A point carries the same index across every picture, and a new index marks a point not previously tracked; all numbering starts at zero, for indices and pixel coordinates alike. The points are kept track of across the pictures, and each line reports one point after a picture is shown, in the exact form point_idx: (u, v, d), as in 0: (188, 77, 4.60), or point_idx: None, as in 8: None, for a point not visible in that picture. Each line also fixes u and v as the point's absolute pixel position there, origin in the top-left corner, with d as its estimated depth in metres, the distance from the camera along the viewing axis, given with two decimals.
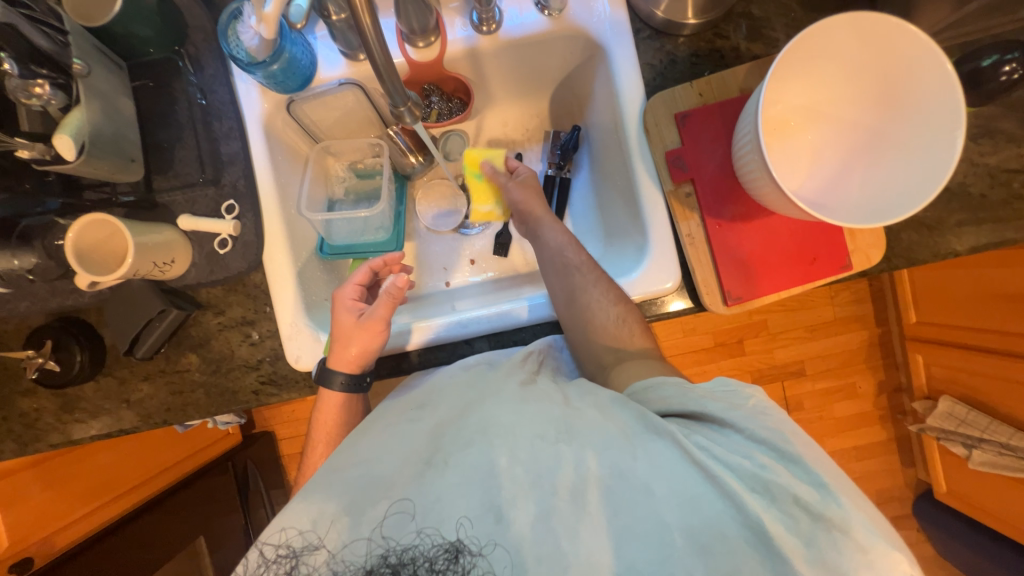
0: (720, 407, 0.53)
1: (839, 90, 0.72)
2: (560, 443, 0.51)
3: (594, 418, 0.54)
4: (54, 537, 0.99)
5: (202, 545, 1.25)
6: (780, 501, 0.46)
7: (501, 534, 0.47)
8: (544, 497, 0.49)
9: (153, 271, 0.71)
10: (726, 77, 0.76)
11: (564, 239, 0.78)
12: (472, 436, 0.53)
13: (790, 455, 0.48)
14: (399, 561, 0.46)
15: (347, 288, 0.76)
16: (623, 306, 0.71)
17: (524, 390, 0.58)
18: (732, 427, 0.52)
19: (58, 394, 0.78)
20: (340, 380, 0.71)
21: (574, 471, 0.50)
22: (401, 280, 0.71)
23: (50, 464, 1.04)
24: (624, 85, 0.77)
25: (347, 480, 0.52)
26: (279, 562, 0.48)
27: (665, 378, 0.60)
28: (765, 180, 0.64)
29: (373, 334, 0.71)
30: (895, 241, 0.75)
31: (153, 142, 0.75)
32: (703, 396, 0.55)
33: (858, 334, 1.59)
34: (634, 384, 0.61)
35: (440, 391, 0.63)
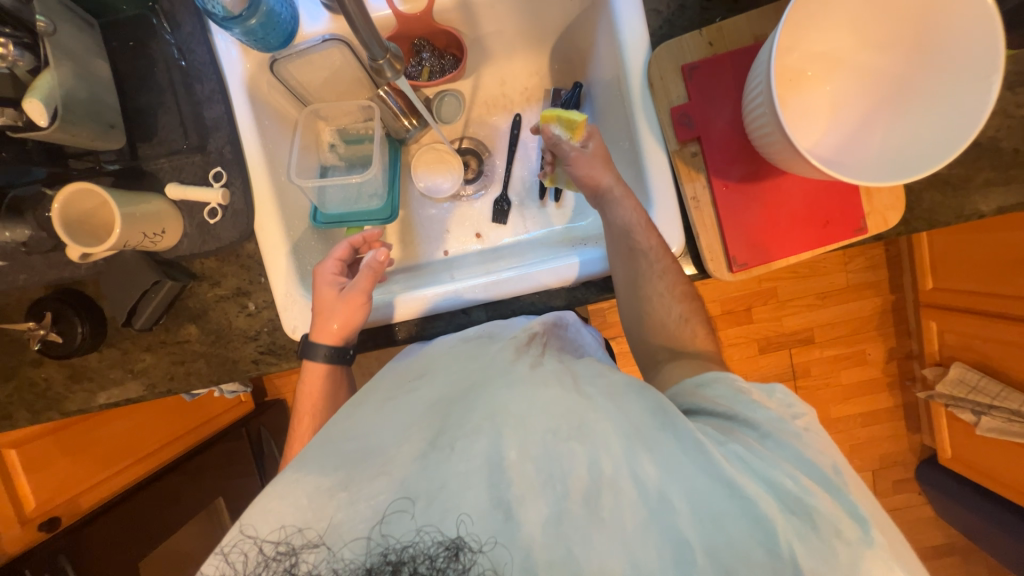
0: (765, 420, 0.53)
1: (862, 35, 0.66)
2: (575, 442, 0.49)
3: (609, 411, 0.52)
4: (79, 498, 1.05)
5: (222, 504, 1.30)
6: (824, 530, 0.45)
7: (510, 534, 0.44)
8: (557, 499, 0.46)
9: (144, 242, 0.70)
10: (739, 23, 0.70)
11: (639, 216, 0.69)
12: (479, 422, 0.50)
13: (832, 484, 0.48)
14: (399, 560, 0.43)
15: (326, 265, 0.74)
16: (706, 332, 0.68)
17: (536, 375, 0.57)
18: (773, 440, 0.51)
19: (65, 364, 0.80)
20: (323, 352, 0.71)
21: (589, 472, 0.47)
22: (383, 253, 0.72)
23: (69, 431, 1.08)
24: (627, 33, 0.71)
25: (343, 458, 0.51)
26: (279, 560, 0.44)
27: (721, 373, 0.60)
28: (777, 137, 0.59)
29: (353, 308, 0.71)
30: (916, 202, 0.70)
31: (134, 107, 0.72)
32: (754, 402, 0.55)
33: (870, 301, 1.55)
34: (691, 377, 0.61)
35: (436, 360, 0.65)
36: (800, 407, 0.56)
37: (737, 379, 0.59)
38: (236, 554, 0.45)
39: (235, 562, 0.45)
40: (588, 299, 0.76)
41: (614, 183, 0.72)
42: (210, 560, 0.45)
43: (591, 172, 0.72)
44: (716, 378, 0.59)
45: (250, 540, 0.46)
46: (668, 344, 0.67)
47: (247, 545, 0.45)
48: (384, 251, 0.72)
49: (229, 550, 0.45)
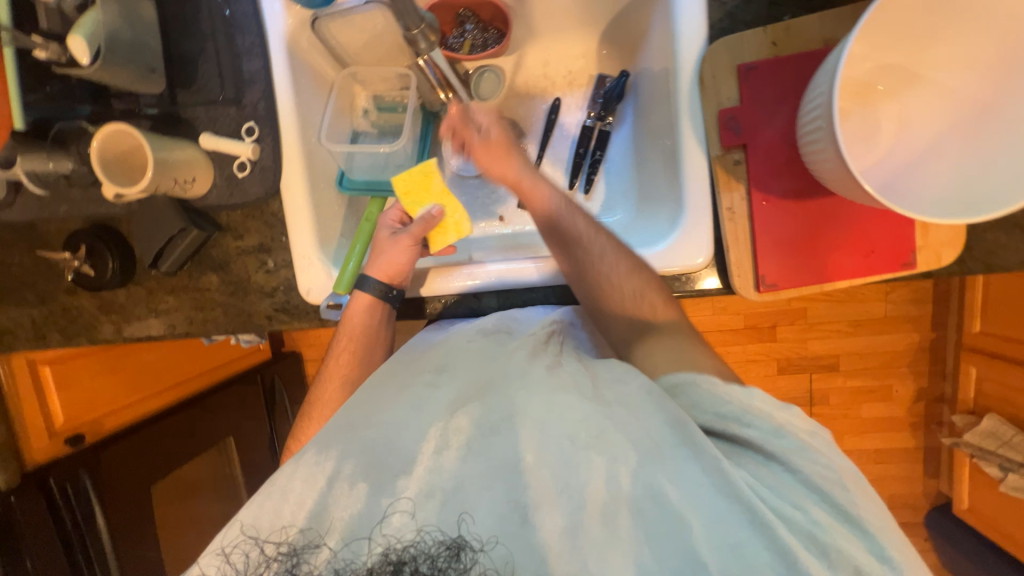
0: (768, 437, 0.53)
1: (952, 49, 0.59)
2: (592, 453, 0.51)
3: (629, 422, 0.52)
4: (103, 419, 1.12)
5: (232, 444, 1.37)
6: (841, 567, 0.47)
7: (526, 537, 0.48)
8: (573, 510, 0.49)
9: (175, 188, 0.71)
10: (809, 23, 0.64)
11: (559, 202, 0.72)
12: (498, 423, 0.53)
13: (850, 515, 0.49)
14: (399, 560, 0.47)
15: (394, 210, 0.76)
16: (665, 304, 0.67)
17: (555, 377, 0.57)
18: (781, 463, 0.52)
19: (96, 295, 0.84)
20: (374, 286, 0.72)
21: (605, 487, 0.49)
22: (439, 208, 0.74)
23: (96, 356, 1.13)
24: (684, 25, 0.66)
25: (362, 443, 0.53)
26: (279, 560, 0.48)
27: (700, 376, 0.58)
28: (830, 157, 0.55)
29: (403, 250, 0.72)
30: (977, 241, 0.64)
31: (176, 53, 0.73)
32: (750, 414, 0.54)
33: (907, 336, 1.46)
34: (672, 377, 0.59)
35: (456, 354, 0.63)
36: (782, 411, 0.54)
37: (713, 383, 0.57)
38: (236, 554, 0.49)
39: (234, 562, 0.48)
40: None
41: (522, 172, 0.74)
42: (211, 558, 0.49)
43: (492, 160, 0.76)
44: (708, 383, 0.57)
45: (251, 540, 0.49)
46: (638, 325, 0.67)
47: (248, 546, 0.49)
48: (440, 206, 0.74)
49: (230, 551, 0.49)
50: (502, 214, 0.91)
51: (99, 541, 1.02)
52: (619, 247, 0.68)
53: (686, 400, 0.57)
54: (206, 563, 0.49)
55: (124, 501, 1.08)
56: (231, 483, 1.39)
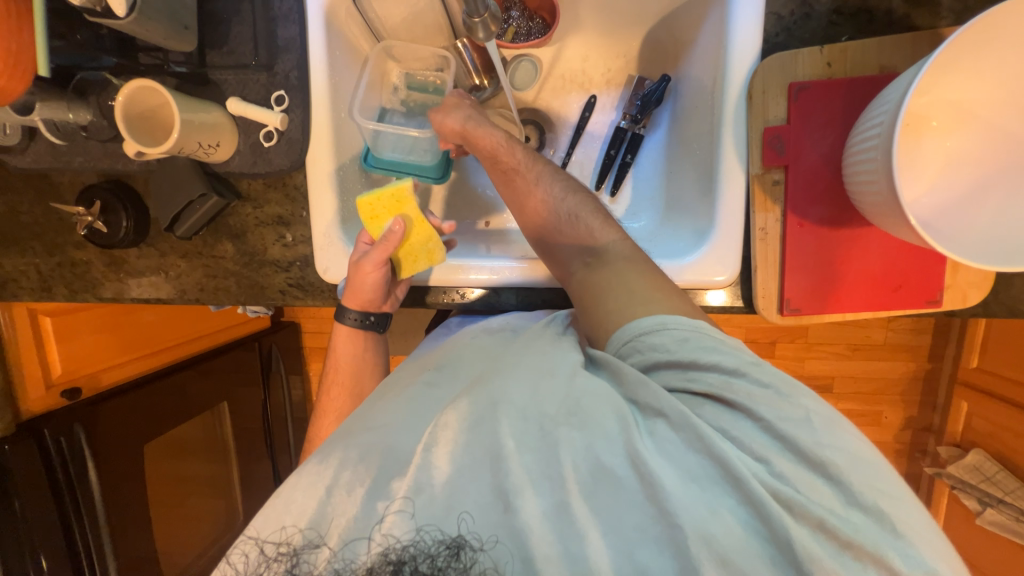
0: (726, 382, 0.48)
1: (1011, 90, 0.58)
2: (565, 427, 0.48)
3: (600, 390, 0.50)
4: (99, 374, 1.11)
5: (225, 409, 1.36)
6: (802, 517, 0.42)
7: (513, 523, 0.46)
8: (553, 489, 0.47)
9: (198, 151, 0.69)
10: (868, 47, 0.62)
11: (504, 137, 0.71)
12: (481, 414, 0.51)
13: (814, 461, 0.43)
14: (399, 560, 0.46)
15: (364, 232, 0.73)
16: (601, 223, 0.66)
17: (535, 360, 0.56)
18: (746, 413, 0.46)
19: (105, 252, 0.82)
20: (352, 316, 0.74)
21: (580, 460, 0.47)
22: (398, 223, 0.69)
23: (99, 312, 1.12)
24: (739, 35, 0.64)
25: (364, 448, 0.52)
26: (279, 560, 0.48)
27: (645, 320, 0.54)
28: (881, 189, 0.54)
29: (365, 276, 0.69)
30: (1004, 286, 0.64)
31: (209, 10, 0.70)
32: (699, 355, 0.49)
33: (904, 366, 1.47)
34: (625, 330, 0.54)
35: (459, 353, 0.65)
36: (731, 343, 0.51)
37: (658, 321, 0.53)
38: (237, 554, 0.49)
39: (235, 562, 0.49)
40: None
41: (466, 120, 0.71)
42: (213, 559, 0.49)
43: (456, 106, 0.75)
44: (658, 326, 0.52)
45: (251, 541, 0.49)
46: (579, 250, 0.65)
47: (248, 546, 0.49)
48: (401, 220, 0.69)
49: (231, 552, 0.49)
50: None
51: (90, 497, 1.01)
52: (557, 176, 0.70)
53: (639, 352, 0.52)
54: None
55: (117, 460, 1.06)
56: (222, 446, 1.39)
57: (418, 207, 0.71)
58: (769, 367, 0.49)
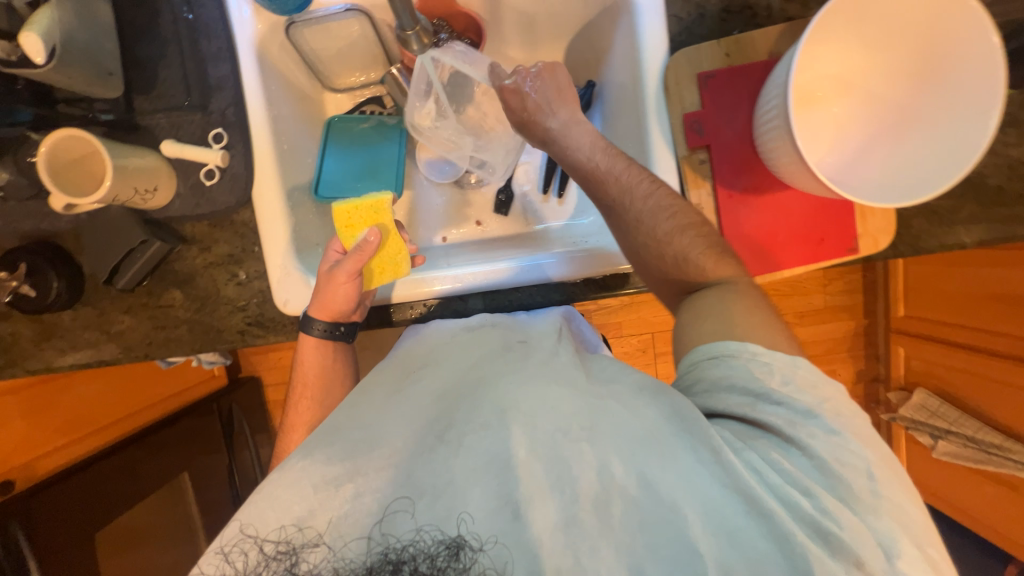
0: (792, 420, 0.49)
1: (874, 62, 0.69)
2: (583, 443, 0.49)
3: (626, 417, 0.51)
4: (34, 464, 0.98)
5: (186, 482, 1.24)
6: (840, 552, 0.43)
7: (518, 534, 0.44)
8: (565, 503, 0.46)
9: (134, 198, 0.66)
10: (757, 38, 0.71)
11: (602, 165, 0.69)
12: (489, 417, 0.52)
13: (861, 502, 0.45)
14: (399, 559, 0.43)
15: (335, 241, 0.73)
16: (710, 259, 0.64)
17: (546, 371, 0.57)
18: (800, 448, 0.48)
19: (34, 320, 0.76)
20: (319, 327, 0.71)
21: (597, 478, 0.47)
22: (373, 232, 0.68)
23: (29, 393, 1.01)
24: (647, 36, 0.71)
25: (349, 450, 0.51)
26: (279, 559, 0.44)
27: (740, 345, 0.54)
28: (789, 153, 0.61)
29: (338, 285, 0.69)
30: (905, 228, 0.73)
31: (133, 57, 0.69)
32: (774, 390, 0.51)
33: (845, 325, 1.60)
34: (711, 347, 0.56)
35: (439, 349, 0.66)
36: (823, 389, 0.50)
37: (755, 353, 0.53)
38: (235, 554, 0.45)
39: (234, 562, 0.44)
40: (590, 296, 0.77)
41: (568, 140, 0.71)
42: (209, 558, 0.45)
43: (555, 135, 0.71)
44: (745, 353, 0.53)
45: (250, 539, 0.45)
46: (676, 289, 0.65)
47: (248, 545, 0.45)
48: (376, 230, 0.69)
49: (229, 550, 0.45)
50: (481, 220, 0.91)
51: None
52: (660, 210, 0.65)
53: (715, 377, 0.54)
54: (204, 563, 0.45)
55: (64, 555, 0.93)
56: (187, 529, 1.23)
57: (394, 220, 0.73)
58: (846, 416, 0.49)
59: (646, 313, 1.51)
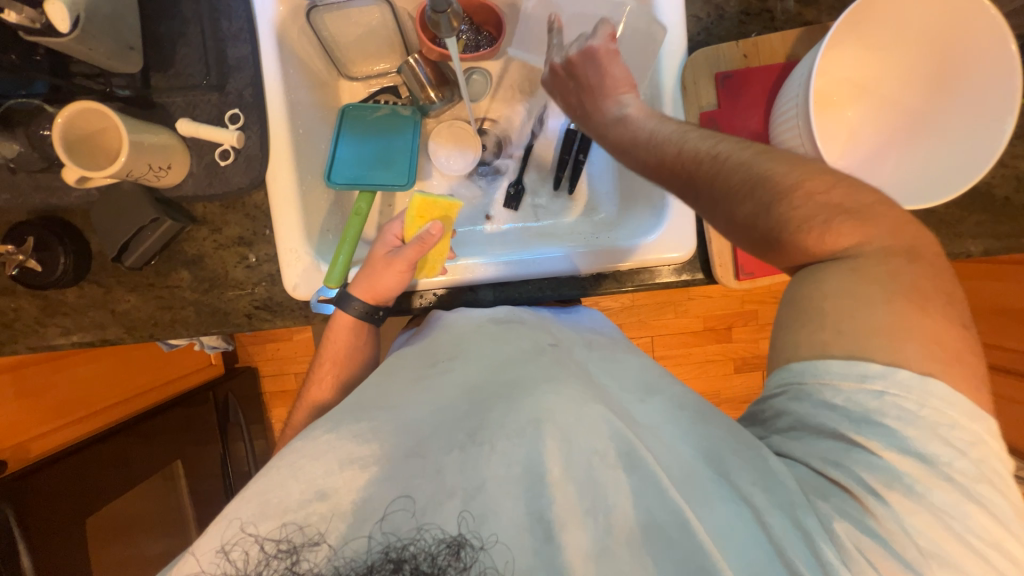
0: (884, 483, 0.44)
1: (889, 66, 0.70)
2: (617, 469, 0.47)
3: (672, 456, 0.49)
4: (27, 444, 0.95)
5: (179, 470, 1.21)
6: None
7: (550, 555, 0.43)
8: (596, 534, 0.44)
9: (148, 175, 0.66)
10: (774, 41, 0.72)
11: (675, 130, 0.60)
12: (524, 425, 0.49)
13: None
14: (400, 558, 0.42)
15: (396, 226, 0.72)
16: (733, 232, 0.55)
17: (588, 388, 0.55)
18: (875, 516, 0.43)
19: (38, 296, 0.75)
20: (357, 306, 0.70)
21: (632, 511, 0.45)
22: (436, 226, 0.69)
23: (24, 372, 0.98)
24: (666, 34, 0.72)
25: (376, 424, 0.52)
26: (279, 558, 0.43)
27: (848, 371, 0.46)
28: (807, 152, 0.62)
29: (394, 271, 0.69)
30: None
31: (152, 34, 0.69)
32: (863, 445, 0.45)
33: None
34: (810, 368, 0.48)
35: (467, 340, 0.65)
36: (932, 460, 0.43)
37: (851, 391, 0.46)
38: (236, 552, 0.43)
39: (235, 561, 0.43)
40: (601, 291, 0.77)
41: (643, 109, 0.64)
42: (210, 556, 0.43)
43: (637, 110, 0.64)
44: (859, 381, 0.46)
45: (251, 538, 0.44)
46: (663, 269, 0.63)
47: (248, 544, 0.43)
48: (439, 226, 0.69)
49: (230, 548, 0.44)
50: (492, 214, 0.91)
51: None
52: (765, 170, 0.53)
53: (800, 409, 0.49)
54: (204, 562, 0.44)
55: (56, 539, 0.89)
56: (178, 518, 1.20)
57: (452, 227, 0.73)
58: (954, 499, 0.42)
59: (648, 317, 1.51)
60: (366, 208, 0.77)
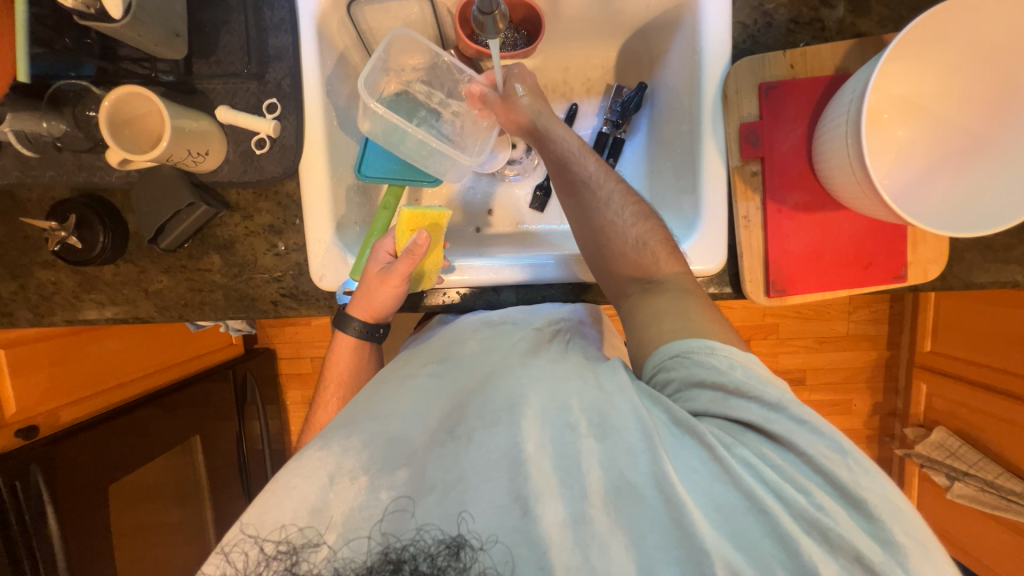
0: (767, 416, 0.49)
1: (947, 87, 0.67)
2: (589, 438, 0.49)
3: (625, 405, 0.51)
4: (58, 412, 0.98)
5: (197, 443, 1.22)
6: (839, 550, 0.44)
7: (529, 530, 0.44)
8: (573, 500, 0.46)
9: (187, 160, 0.67)
10: (823, 51, 0.69)
11: (574, 143, 0.70)
12: (499, 413, 0.51)
13: (855, 499, 0.45)
14: (399, 559, 0.44)
15: (386, 241, 0.70)
16: (678, 260, 0.64)
17: (556, 366, 0.58)
18: (790, 448, 0.48)
19: (76, 271, 0.77)
20: (355, 326, 0.72)
21: (604, 472, 0.47)
22: (424, 237, 0.65)
23: (60, 341, 1.01)
24: (711, 43, 0.70)
25: (376, 429, 0.52)
26: (279, 559, 0.45)
27: (706, 343, 0.54)
28: (855, 171, 0.60)
29: (390, 287, 0.69)
30: (957, 260, 0.71)
31: (196, 21, 0.70)
32: (743, 384, 0.51)
33: (867, 354, 1.52)
34: (674, 345, 0.55)
35: (459, 345, 0.66)
36: (779, 385, 0.52)
37: (713, 348, 0.53)
38: (235, 554, 0.45)
39: (234, 561, 0.45)
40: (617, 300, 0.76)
41: (536, 113, 0.72)
42: (210, 558, 0.45)
43: (535, 108, 0.72)
44: (709, 351, 0.53)
45: (250, 539, 0.46)
46: (640, 276, 0.64)
47: (247, 545, 0.46)
48: (426, 235, 0.65)
49: (229, 550, 0.46)
50: (493, 208, 0.90)
51: (51, 555, 0.86)
52: (628, 194, 0.67)
53: (683, 372, 0.53)
54: (206, 563, 0.46)
55: (81, 507, 0.92)
56: (194, 491, 1.23)
57: (440, 236, 0.71)
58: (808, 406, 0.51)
59: None
60: (394, 203, 0.78)
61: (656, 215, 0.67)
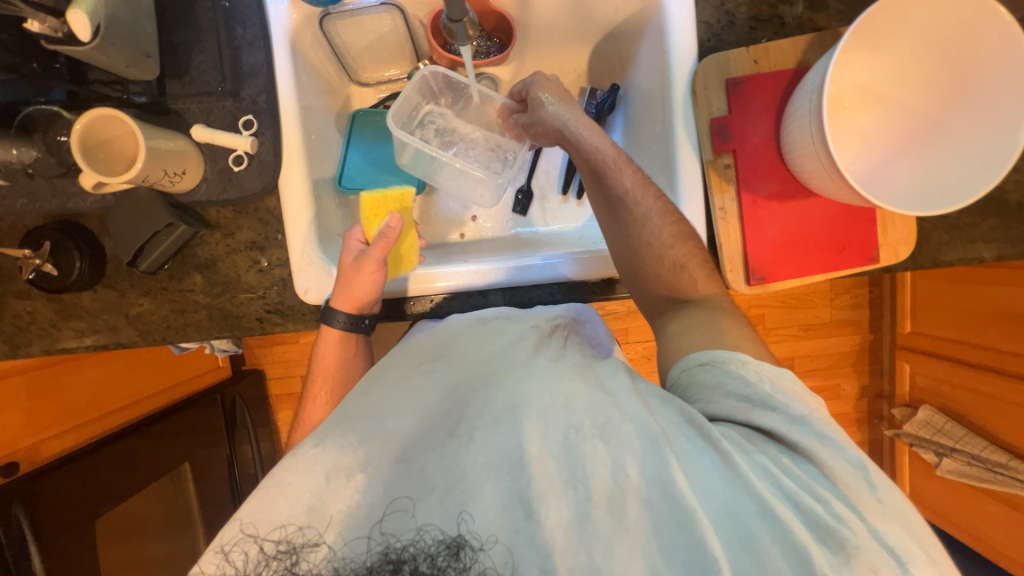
0: (790, 426, 0.51)
1: (903, 76, 0.71)
2: (594, 440, 0.49)
3: (637, 408, 0.51)
4: (39, 446, 0.95)
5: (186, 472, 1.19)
6: (853, 561, 0.44)
7: (531, 532, 0.44)
8: (579, 502, 0.46)
9: (163, 181, 0.67)
10: (785, 46, 0.72)
11: (608, 148, 0.69)
12: (500, 413, 0.51)
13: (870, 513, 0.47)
14: (399, 559, 0.43)
15: (356, 230, 0.74)
16: (706, 276, 0.66)
17: (558, 364, 0.58)
18: (807, 457, 0.50)
19: (53, 299, 0.75)
20: (341, 318, 0.71)
21: (610, 476, 0.47)
22: (395, 218, 0.70)
23: (38, 373, 0.98)
24: (677, 42, 0.72)
25: (364, 435, 0.51)
26: (279, 558, 0.43)
27: (730, 355, 0.56)
28: (821, 159, 0.62)
29: (367, 273, 0.70)
30: (925, 240, 0.74)
31: (167, 42, 0.70)
32: (772, 396, 0.53)
33: (850, 339, 1.56)
34: (702, 354, 0.58)
35: (457, 342, 0.66)
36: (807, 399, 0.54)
37: (744, 360, 0.55)
38: (235, 553, 0.44)
39: (234, 561, 0.43)
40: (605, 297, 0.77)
41: (565, 118, 0.69)
42: (209, 557, 0.44)
43: (575, 116, 0.69)
44: (739, 364, 0.55)
45: (250, 539, 0.44)
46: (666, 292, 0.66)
47: (248, 544, 0.44)
48: (398, 217, 0.70)
49: (229, 549, 0.44)
50: (475, 214, 0.91)
51: None
52: (667, 212, 0.67)
53: (708, 379, 0.56)
54: (204, 563, 0.44)
55: (65, 543, 0.89)
56: (185, 521, 1.20)
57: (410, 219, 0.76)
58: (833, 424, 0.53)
59: None
60: None
61: (643, 212, 0.67)
